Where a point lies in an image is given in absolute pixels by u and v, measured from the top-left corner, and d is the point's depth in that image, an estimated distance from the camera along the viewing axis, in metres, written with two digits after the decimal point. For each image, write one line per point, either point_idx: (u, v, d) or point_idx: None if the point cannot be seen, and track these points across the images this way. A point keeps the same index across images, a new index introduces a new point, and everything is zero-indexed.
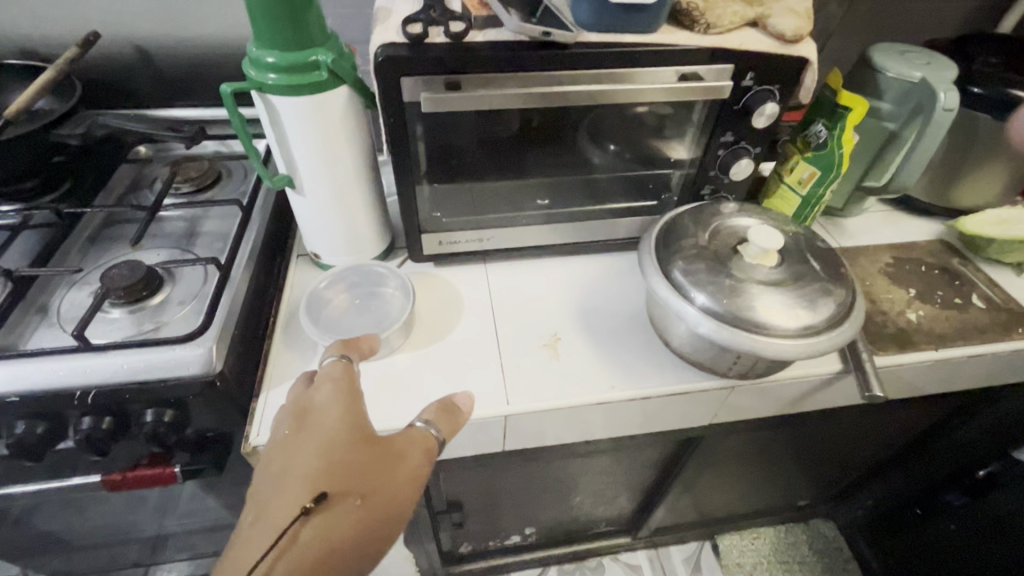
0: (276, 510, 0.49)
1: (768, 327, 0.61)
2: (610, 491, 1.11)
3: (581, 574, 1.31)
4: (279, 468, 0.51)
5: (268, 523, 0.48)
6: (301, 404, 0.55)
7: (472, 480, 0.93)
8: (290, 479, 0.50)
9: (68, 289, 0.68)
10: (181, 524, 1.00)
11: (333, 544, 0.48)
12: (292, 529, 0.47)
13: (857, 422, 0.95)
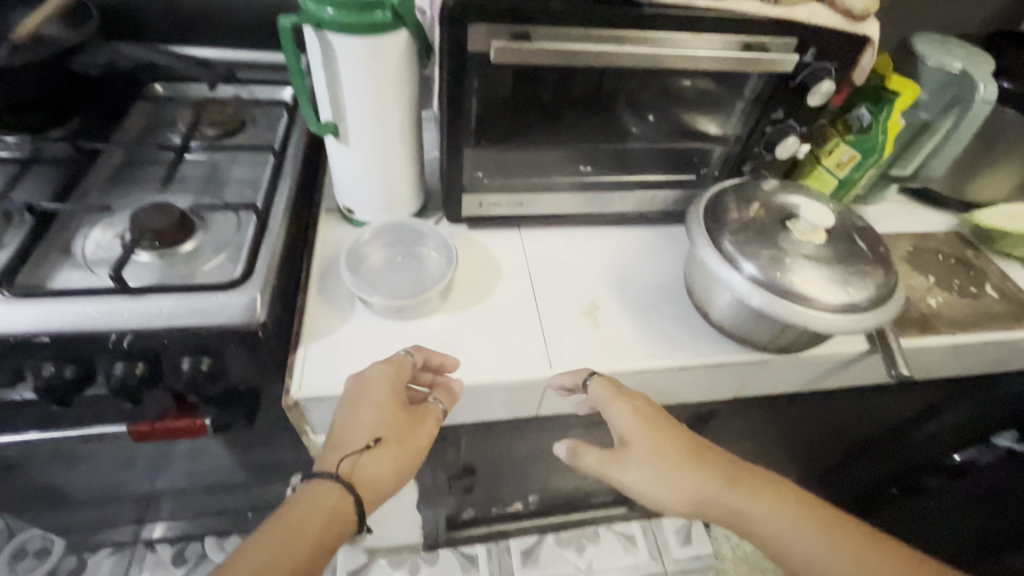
0: (343, 446, 0.56)
1: (817, 302, 0.61)
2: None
3: (578, 543, 1.33)
4: (340, 416, 0.58)
5: (336, 456, 0.57)
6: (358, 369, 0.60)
7: (490, 448, 0.92)
8: (352, 427, 0.57)
9: (93, 227, 0.64)
10: (185, 482, 0.97)
11: (382, 476, 0.57)
12: (356, 462, 0.56)
13: (859, 407, 0.97)
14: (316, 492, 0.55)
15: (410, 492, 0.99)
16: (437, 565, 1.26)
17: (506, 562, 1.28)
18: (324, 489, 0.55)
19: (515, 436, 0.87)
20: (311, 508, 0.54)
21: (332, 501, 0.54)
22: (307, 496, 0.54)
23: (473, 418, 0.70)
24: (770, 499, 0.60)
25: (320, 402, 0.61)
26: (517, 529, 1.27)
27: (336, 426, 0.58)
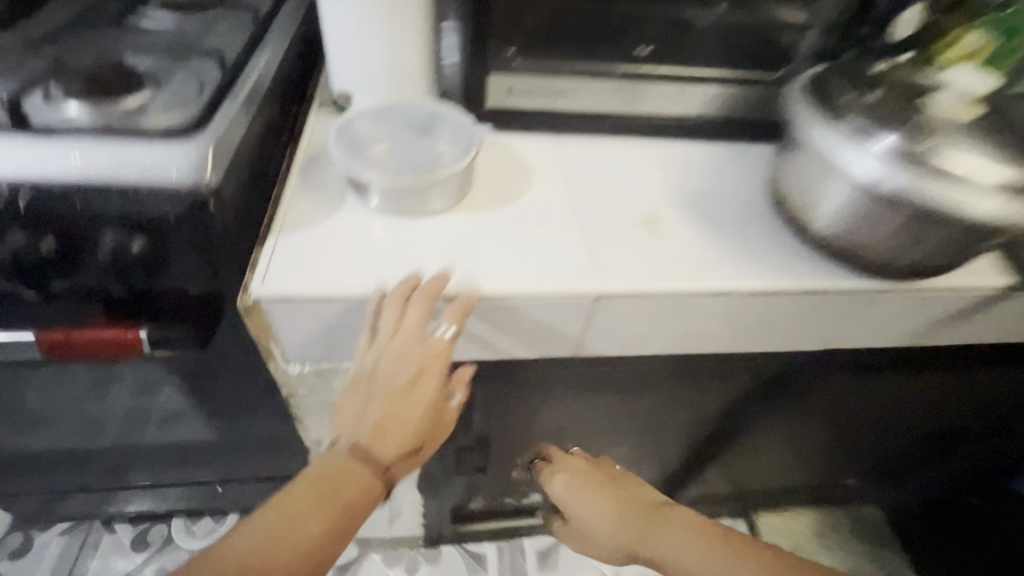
0: (390, 431, 0.45)
1: (982, 187, 0.44)
2: (652, 444, 0.93)
3: None
4: (380, 393, 0.45)
5: (381, 444, 0.45)
6: (397, 330, 0.45)
7: (510, 415, 0.75)
8: (401, 408, 0.45)
9: (11, 78, 0.49)
10: (140, 445, 0.81)
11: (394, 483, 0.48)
12: (401, 452, 0.46)
13: (957, 392, 0.81)
14: (341, 474, 0.44)
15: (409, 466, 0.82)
16: (439, 563, 1.07)
17: (519, 563, 1.09)
18: (355, 472, 0.44)
19: (539, 397, 0.70)
20: (326, 501, 0.42)
21: (358, 488, 0.43)
22: (327, 477, 0.43)
23: (489, 351, 0.54)
24: (684, 529, 0.52)
25: (292, 302, 0.45)
26: (534, 524, 1.09)
27: (374, 405, 0.45)
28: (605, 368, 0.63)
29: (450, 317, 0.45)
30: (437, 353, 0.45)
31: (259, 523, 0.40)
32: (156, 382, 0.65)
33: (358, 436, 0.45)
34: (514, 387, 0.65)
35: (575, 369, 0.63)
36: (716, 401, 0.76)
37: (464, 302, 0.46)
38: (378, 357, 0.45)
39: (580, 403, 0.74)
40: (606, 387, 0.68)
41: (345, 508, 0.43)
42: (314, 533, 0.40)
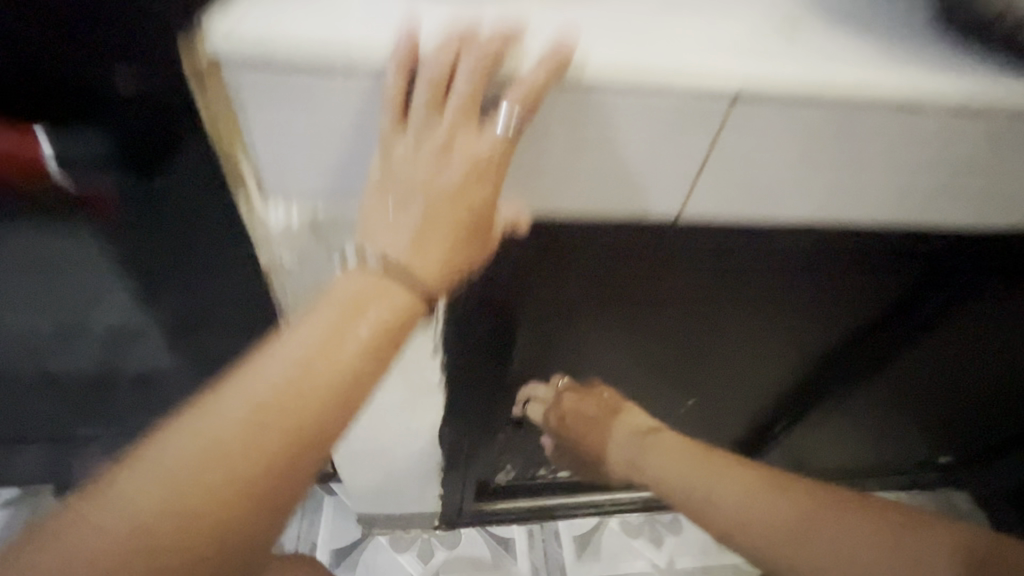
0: (431, 246, 0.33)
1: None
2: (723, 394, 0.76)
3: (653, 530, 0.95)
4: (419, 191, 0.33)
5: (419, 260, 0.33)
6: (443, 105, 0.31)
7: (571, 333, 0.58)
8: (445, 214, 0.33)
9: None
10: (87, 385, 0.63)
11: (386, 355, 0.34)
12: (443, 273, 0.34)
13: None
14: (356, 300, 0.33)
15: (427, 418, 0.64)
16: (458, 550, 0.89)
17: (554, 551, 0.91)
18: (378, 296, 0.33)
19: (599, 304, 0.53)
20: (331, 348, 0.31)
21: (382, 317, 0.33)
22: (331, 314, 0.32)
23: (547, 194, 0.39)
24: (660, 446, 0.64)
25: (276, 49, 0.30)
26: (571, 502, 0.92)
27: (411, 210, 0.33)
28: (694, 252, 0.47)
29: (514, 97, 0.30)
30: (495, 146, 0.32)
31: (240, 391, 0.30)
32: (89, 279, 0.47)
33: (388, 249, 0.33)
34: (569, 279, 0.49)
35: (654, 254, 0.46)
36: (811, 313, 0.61)
37: (539, 78, 0.30)
38: (413, 147, 0.32)
39: (650, 321, 0.57)
40: (685, 285, 0.52)
41: (367, 339, 0.32)
42: (315, 402, 0.31)
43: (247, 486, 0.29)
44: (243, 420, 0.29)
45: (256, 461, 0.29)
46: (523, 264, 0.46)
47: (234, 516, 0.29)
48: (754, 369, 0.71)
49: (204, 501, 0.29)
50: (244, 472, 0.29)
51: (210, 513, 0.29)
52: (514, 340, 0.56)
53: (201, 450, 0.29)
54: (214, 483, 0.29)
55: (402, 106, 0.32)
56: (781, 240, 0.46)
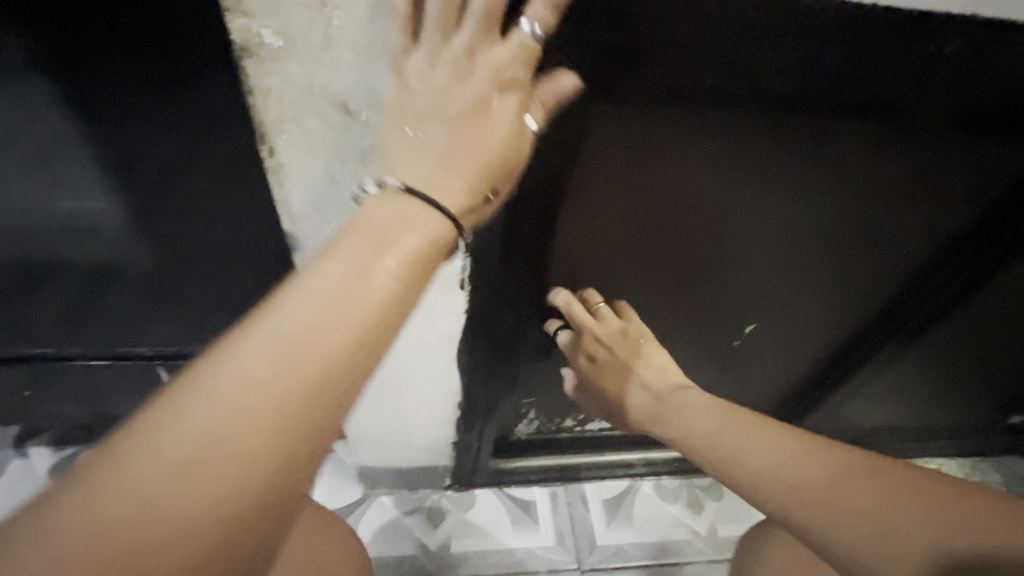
0: (461, 167, 0.29)
1: None
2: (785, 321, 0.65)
3: (691, 495, 0.84)
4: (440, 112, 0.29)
5: (447, 181, 0.29)
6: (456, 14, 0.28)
7: (627, 201, 0.47)
8: (471, 132, 0.29)
9: None
10: (44, 276, 0.54)
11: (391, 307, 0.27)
12: (476, 200, 0.30)
13: None
14: (389, 224, 0.28)
15: (445, 332, 0.53)
16: (472, 512, 0.78)
17: (581, 516, 0.80)
18: (415, 223, 0.28)
19: (666, 143, 0.43)
20: (359, 287, 0.26)
21: (419, 247, 0.28)
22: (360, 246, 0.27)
23: None
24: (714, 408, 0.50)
25: None
26: (599, 460, 0.81)
27: (434, 133, 0.29)
28: (825, 37, 0.35)
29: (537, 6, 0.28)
30: (518, 54, 0.28)
31: (219, 367, 0.24)
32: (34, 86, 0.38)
33: (412, 173, 0.29)
34: (645, 89, 0.37)
35: (774, 30, 0.34)
36: (914, 194, 0.50)
37: None
38: (432, 62, 0.28)
39: (722, 177, 0.46)
40: (793, 113, 0.40)
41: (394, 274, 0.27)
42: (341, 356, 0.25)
43: (241, 484, 0.23)
44: (257, 387, 0.23)
45: (280, 440, 0.23)
46: (593, 53, 0.34)
47: (263, 513, 0.23)
48: (829, 284, 0.60)
49: (215, 497, 0.22)
50: (258, 458, 0.23)
51: (223, 513, 0.22)
52: (556, 211, 0.45)
53: (200, 428, 0.23)
54: (208, 481, 0.22)
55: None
56: (930, 28, 0.34)
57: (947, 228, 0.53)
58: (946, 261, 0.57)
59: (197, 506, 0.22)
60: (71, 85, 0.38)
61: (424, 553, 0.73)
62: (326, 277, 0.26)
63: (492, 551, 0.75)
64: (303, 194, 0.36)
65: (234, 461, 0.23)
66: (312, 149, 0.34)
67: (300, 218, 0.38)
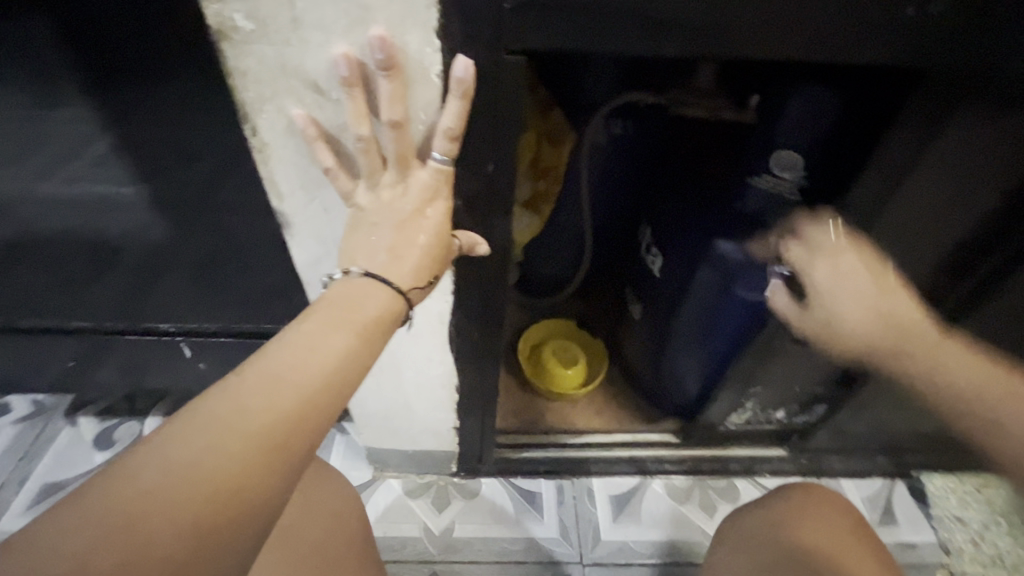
0: (407, 257, 0.38)
1: None
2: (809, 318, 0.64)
3: (703, 496, 0.82)
4: (388, 221, 0.38)
5: (398, 269, 0.38)
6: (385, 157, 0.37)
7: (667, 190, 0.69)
8: (411, 232, 0.38)
9: None
10: (79, 255, 0.58)
11: (355, 367, 0.34)
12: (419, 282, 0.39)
13: None
14: (349, 302, 0.36)
15: (436, 315, 0.54)
16: (478, 500, 0.79)
17: (586, 510, 0.79)
18: (368, 297, 0.37)
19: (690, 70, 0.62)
20: (328, 341, 0.34)
21: (372, 317, 0.36)
22: (327, 314, 0.35)
23: None
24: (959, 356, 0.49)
25: None
26: (607, 455, 0.82)
27: (383, 234, 0.38)
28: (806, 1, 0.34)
29: (441, 144, 0.36)
30: (438, 178, 0.38)
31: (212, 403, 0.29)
32: (58, 79, 0.42)
33: (369, 263, 0.38)
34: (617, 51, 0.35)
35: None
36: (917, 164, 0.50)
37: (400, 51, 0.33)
38: (375, 192, 0.38)
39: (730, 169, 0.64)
40: None
41: (348, 344, 0.34)
42: (317, 386, 0.32)
43: (222, 494, 0.27)
44: (237, 422, 0.29)
45: (251, 463, 0.28)
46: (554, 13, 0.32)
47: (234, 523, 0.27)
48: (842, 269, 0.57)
49: (192, 507, 0.26)
50: (234, 473, 0.28)
51: (203, 512, 0.26)
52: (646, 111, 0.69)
53: (202, 442, 0.28)
54: (192, 493, 0.26)
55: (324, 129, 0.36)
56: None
57: (976, 227, 0.54)
58: (980, 239, 0.56)
59: (196, 497, 0.26)
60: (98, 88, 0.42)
61: (427, 537, 0.75)
62: (300, 335, 0.34)
63: (494, 539, 0.75)
64: (286, 172, 0.39)
65: (223, 461, 0.28)
66: (291, 130, 0.36)
67: (286, 198, 0.41)
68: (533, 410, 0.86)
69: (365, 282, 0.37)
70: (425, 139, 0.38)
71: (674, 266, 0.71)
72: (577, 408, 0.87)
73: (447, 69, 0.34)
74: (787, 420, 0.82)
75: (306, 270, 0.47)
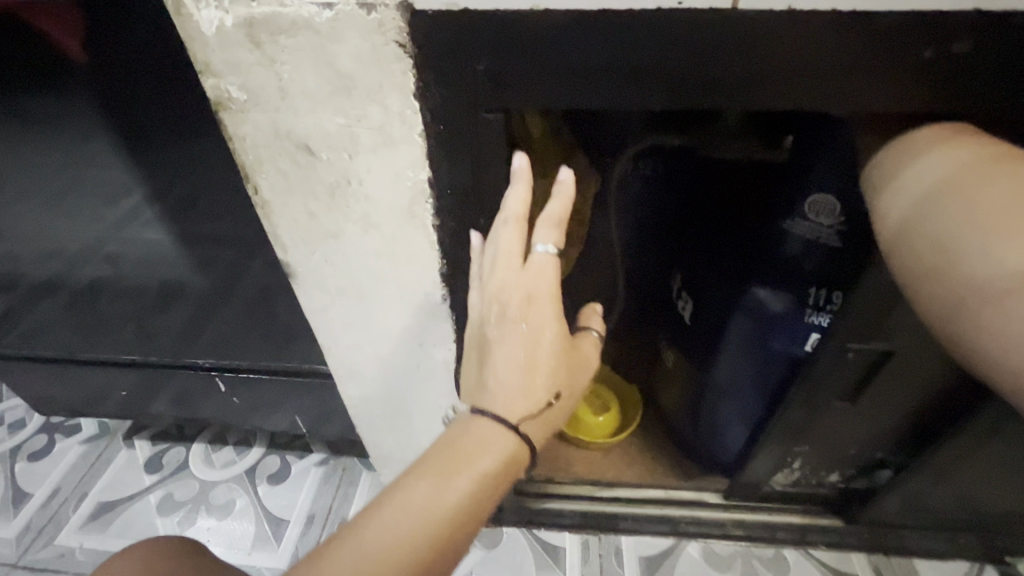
0: (537, 383, 0.38)
1: None
2: (853, 370, 0.57)
3: (746, 566, 0.75)
4: (520, 357, 0.38)
5: (525, 399, 0.38)
6: (515, 293, 0.38)
7: (698, 236, 0.66)
8: (536, 354, 0.38)
9: None
10: (133, 293, 0.64)
11: (466, 522, 0.35)
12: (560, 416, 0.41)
13: None
14: (468, 449, 0.37)
15: (441, 361, 0.51)
16: (500, 551, 0.77)
17: (613, 570, 0.74)
18: (495, 447, 0.37)
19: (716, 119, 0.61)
20: (443, 499, 0.35)
21: (486, 469, 0.37)
22: (443, 462, 0.36)
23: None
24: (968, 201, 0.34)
25: None
26: (636, 512, 0.77)
27: (529, 362, 0.38)
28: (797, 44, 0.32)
29: (550, 232, 0.38)
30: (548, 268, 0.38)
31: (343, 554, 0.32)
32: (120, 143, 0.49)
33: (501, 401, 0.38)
34: (604, 105, 0.35)
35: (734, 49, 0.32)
36: None
37: (383, 114, 0.34)
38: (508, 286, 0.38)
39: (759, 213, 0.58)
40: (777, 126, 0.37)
41: (463, 497, 0.35)
42: (423, 548, 0.34)
43: None
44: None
45: None
46: (534, 71, 0.33)
47: None
48: (885, 319, 0.52)
49: None
50: None
51: None
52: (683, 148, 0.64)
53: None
54: None
55: (319, 187, 0.38)
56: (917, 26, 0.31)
57: None
58: None
59: None
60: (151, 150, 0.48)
61: None
62: (429, 485, 0.35)
63: None
64: (287, 227, 0.41)
65: None
66: (289, 189, 0.38)
67: (290, 252, 0.43)
68: (559, 459, 0.83)
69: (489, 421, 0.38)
70: (413, 196, 0.38)
71: (708, 313, 0.67)
72: (609, 458, 0.83)
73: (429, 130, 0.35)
74: (844, 484, 0.72)
75: (314, 317, 0.49)
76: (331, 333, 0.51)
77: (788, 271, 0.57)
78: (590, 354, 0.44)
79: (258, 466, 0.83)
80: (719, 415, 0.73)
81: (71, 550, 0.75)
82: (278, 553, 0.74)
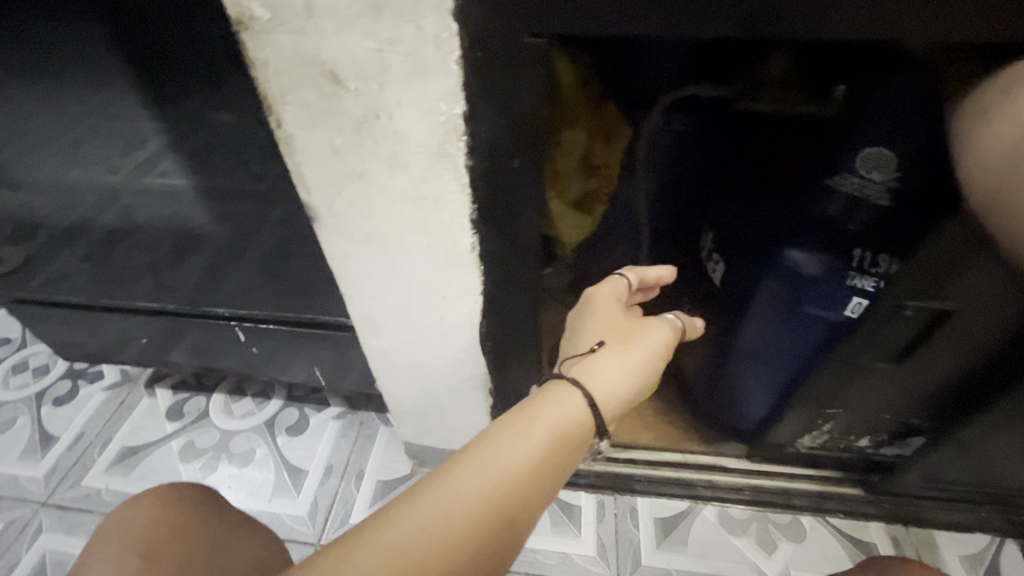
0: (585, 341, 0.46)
1: None
2: (909, 330, 0.56)
3: (763, 531, 0.75)
4: (575, 330, 0.48)
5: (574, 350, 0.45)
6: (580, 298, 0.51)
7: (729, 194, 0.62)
8: (589, 325, 0.47)
9: None
10: (151, 240, 0.63)
11: (540, 474, 0.36)
12: (645, 374, 0.44)
13: None
14: (538, 409, 0.39)
15: (465, 314, 0.50)
16: None
17: (628, 531, 0.74)
18: (562, 406, 0.39)
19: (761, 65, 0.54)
20: (515, 449, 0.36)
21: (557, 425, 0.38)
22: (515, 420, 0.38)
23: None
24: None
25: None
26: (653, 475, 0.76)
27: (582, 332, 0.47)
28: None
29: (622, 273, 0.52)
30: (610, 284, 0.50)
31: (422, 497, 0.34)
32: (134, 79, 0.46)
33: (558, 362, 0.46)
34: (652, 33, 0.32)
35: None
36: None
37: (414, 37, 0.31)
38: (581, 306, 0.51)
39: (800, 170, 0.54)
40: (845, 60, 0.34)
41: (535, 449, 0.37)
42: (501, 495, 0.35)
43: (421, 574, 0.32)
44: (435, 516, 0.34)
45: (442, 553, 0.33)
46: None
47: None
48: (947, 277, 0.51)
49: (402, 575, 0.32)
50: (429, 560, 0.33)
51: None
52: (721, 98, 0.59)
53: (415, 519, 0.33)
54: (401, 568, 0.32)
55: (344, 120, 0.36)
56: None
57: None
58: None
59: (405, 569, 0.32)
60: (166, 85, 0.46)
61: None
62: (505, 438, 0.37)
63: (525, 549, 0.73)
64: (311, 165, 0.39)
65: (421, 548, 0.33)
66: (313, 122, 0.36)
67: (314, 193, 0.41)
68: None
69: (568, 382, 0.41)
70: (445, 132, 0.36)
71: (738, 277, 0.64)
72: (627, 421, 0.82)
73: (466, 56, 0.32)
74: (872, 449, 0.71)
75: (336, 265, 0.47)
76: (352, 282, 0.49)
77: (823, 231, 0.54)
78: (661, 333, 0.47)
79: (276, 418, 0.84)
80: (741, 382, 0.72)
81: (97, 492, 0.77)
82: (298, 502, 0.75)
